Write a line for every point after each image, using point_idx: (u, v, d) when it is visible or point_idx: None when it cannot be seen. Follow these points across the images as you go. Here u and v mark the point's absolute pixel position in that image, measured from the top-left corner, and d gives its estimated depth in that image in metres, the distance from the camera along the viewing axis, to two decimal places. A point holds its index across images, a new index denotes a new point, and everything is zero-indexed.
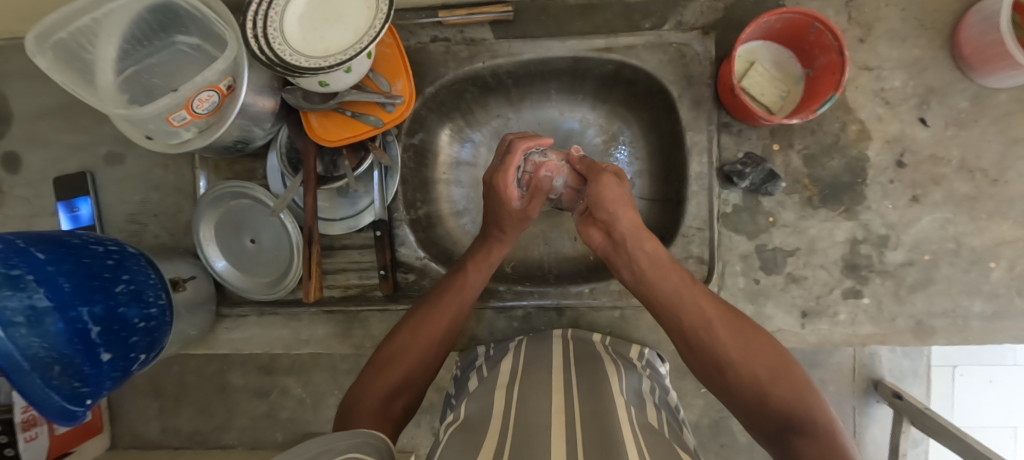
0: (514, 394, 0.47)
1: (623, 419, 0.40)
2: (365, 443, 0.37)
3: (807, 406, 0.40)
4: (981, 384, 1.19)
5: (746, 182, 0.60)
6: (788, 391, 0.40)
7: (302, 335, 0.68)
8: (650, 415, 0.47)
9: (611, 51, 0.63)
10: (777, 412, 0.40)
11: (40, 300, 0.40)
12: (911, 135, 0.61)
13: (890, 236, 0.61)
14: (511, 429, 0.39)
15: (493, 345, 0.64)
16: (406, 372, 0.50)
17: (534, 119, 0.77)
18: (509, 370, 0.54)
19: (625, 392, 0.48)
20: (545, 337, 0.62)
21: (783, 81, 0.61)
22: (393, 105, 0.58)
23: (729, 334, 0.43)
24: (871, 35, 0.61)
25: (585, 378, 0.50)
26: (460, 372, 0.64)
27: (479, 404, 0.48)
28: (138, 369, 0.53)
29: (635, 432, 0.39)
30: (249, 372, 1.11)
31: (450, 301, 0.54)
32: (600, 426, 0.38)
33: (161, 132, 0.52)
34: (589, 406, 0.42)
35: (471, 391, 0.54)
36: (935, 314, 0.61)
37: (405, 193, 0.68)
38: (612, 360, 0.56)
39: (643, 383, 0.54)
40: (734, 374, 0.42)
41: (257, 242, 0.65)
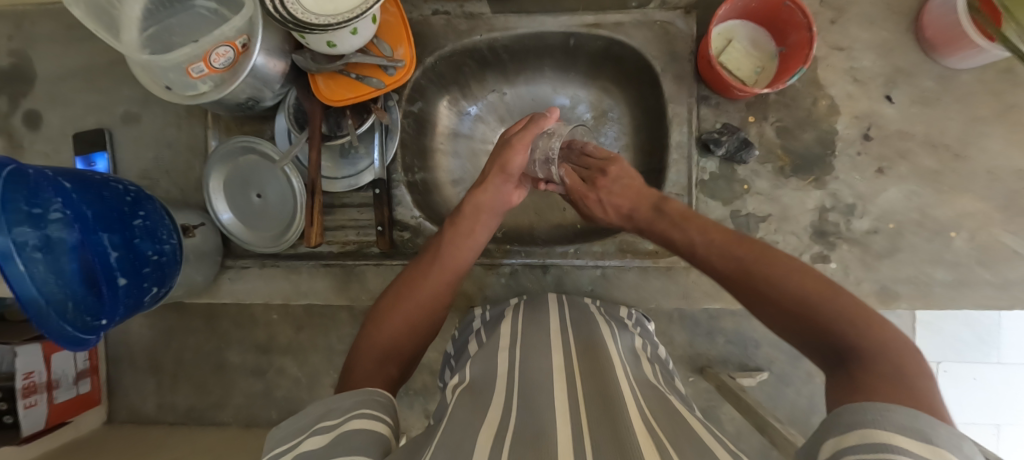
0: (517, 356, 0.48)
1: (619, 379, 0.43)
2: (372, 400, 0.40)
3: (866, 328, 0.32)
4: (965, 381, 1.22)
5: (721, 150, 0.64)
6: (845, 317, 0.33)
7: (301, 287, 0.72)
8: (645, 371, 0.50)
9: (600, 27, 0.68)
10: (821, 329, 0.34)
11: (61, 234, 0.44)
12: (879, 111, 0.65)
13: (857, 205, 0.65)
14: (518, 391, 0.41)
15: (489, 309, 0.65)
16: (395, 337, 0.50)
17: (528, 95, 0.81)
18: (509, 333, 0.55)
19: (620, 353, 0.51)
20: (541, 301, 0.63)
21: (759, 58, 0.65)
22: (395, 69, 0.63)
23: (756, 259, 0.42)
24: (843, 17, 0.65)
25: (582, 339, 0.53)
26: (458, 334, 0.66)
27: (481, 364, 0.49)
28: (151, 301, 0.57)
29: (632, 392, 0.42)
30: (246, 351, 1.15)
31: (431, 269, 0.56)
32: (601, 385, 0.41)
33: (179, 83, 0.56)
34: (588, 366, 0.45)
35: (471, 355, 0.56)
36: (900, 280, 0.64)
37: (404, 157, 0.72)
38: (606, 322, 0.59)
39: (636, 343, 0.57)
40: (771, 301, 0.39)
41: (262, 196, 0.69)
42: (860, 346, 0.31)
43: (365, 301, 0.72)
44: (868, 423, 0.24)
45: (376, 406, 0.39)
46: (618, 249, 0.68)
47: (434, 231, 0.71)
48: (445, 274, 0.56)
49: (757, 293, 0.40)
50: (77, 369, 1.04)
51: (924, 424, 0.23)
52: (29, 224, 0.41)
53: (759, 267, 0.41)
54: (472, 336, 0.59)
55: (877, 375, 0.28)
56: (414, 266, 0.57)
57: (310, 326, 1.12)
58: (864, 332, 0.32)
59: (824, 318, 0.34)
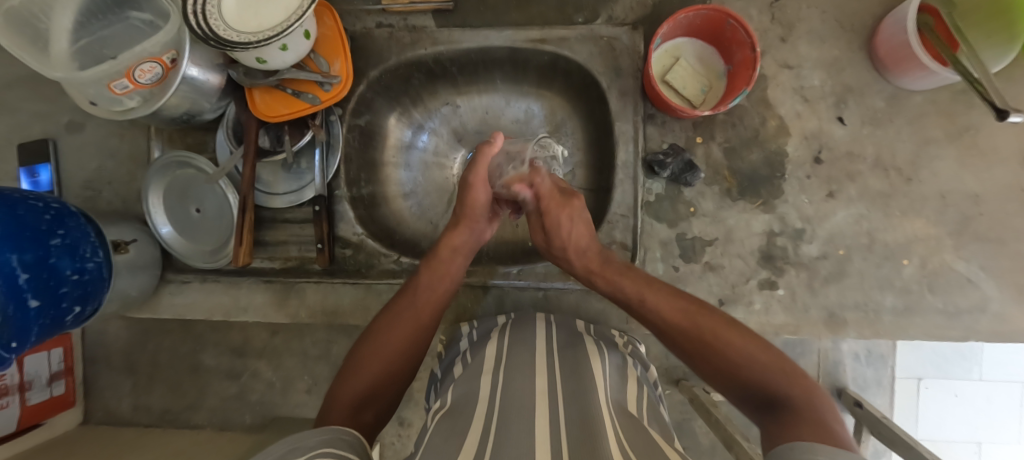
0: (500, 380, 0.48)
1: (601, 403, 0.43)
2: (339, 440, 0.38)
3: (789, 383, 0.38)
4: (946, 398, 1.19)
5: (666, 172, 0.63)
6: (774, 373, 0.39)
7: (240, 302, 0.70)
8: (631, 393, 0.50)
9: (545, 42, 0.66)
10: (750, 381, 0.40)
11: None
12: (828, 132, 0.63)
13: (806, 230, 0.63)
14: (496, 414, 0.42)
15: (476, 328, 0.65)
16: (373, 384, 0.47)
17: (482, 108, 0.80)
18: (494, 355, 0.54)
19: (608, 374, 0.51)
20: (527, 319, 0.63)
21: (706, 76, 0.63)
22: (331, 84, 0.62)
23: (696, 309, 0.46)
24: (793, 35, 0.63)
25: (567, 361, 0.53)
26: (445, 352, 0.65)
27: (464, 388, 0.49)
28: (72, 320, 0.56)
29: (613, 416, 0.41)
30: (221, 354, 1.15)
31: (407, 308, 0.52)
32: (582, 408, 0.41)
33: (104, 98, 0.55)
34: (569, 390, 0.45)
35: (454, 377, 0.55)
36: (848, 307, 0.62)
37: (348, 171, 0.71)
38: (595, 342, 0.59)
39: (627, 364, 0.56)
40: (704, 354, 0.43)
41: (201, 211, 0.68)
42: (789, 395, 0.36)
43: (304, 319, 0.70)
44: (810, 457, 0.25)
45: (342, 446, 0.37)
46: (562, 271, 0.66)
47: (376, 247, 0.69)
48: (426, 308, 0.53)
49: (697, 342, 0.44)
50: (51, 371, 1.05)
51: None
52: None
53: (699, 320, 0.45)
54: (458, 357, 0.59)
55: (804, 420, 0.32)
56: (394, 303, 0.54)
57: (284, 333, 1.13)
58: (789, 386, 0.37)
59: (749, 365, 0.40)
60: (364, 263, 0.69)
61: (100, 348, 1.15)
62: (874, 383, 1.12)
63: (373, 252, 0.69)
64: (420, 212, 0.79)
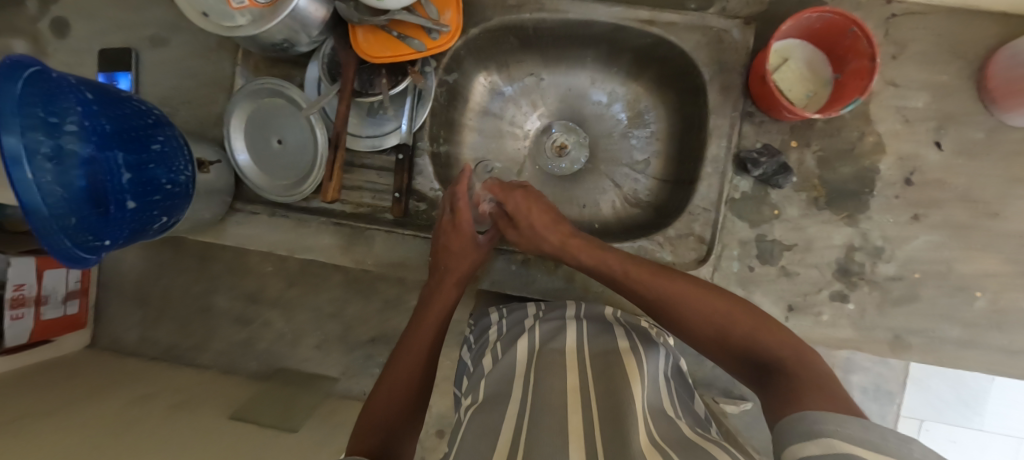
0: (531, 381, 0.48)
1: (637, 400, 0.43)
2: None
3: (777, 344, 0.44)
4: (942, 443, 1.22)
5: (758, 171, 0.62)
6: (764, 335, 0.45)
7: (306, 241, 0.70)
8: (664, 399, 0.49)
9: (653, 24, 0.65)
10: (744, 345, 0.46)
11: (73, 147, 0.42)
12: (923, 156, 0.63)
13: (885, 249, 0.63)
14: (527, 414, 0.42)
15: (505, 317, 0.66)
16: (394, 406, 0.52)
17: (564, 84, 0.80)
18: (524, 352, 0.54)
19: (647, 375, 0.49)
20: (557, 311, 0.63)
21: (811, 82, 0.63)
22: (438, 33, 0.60)
23: (691, 291, 0.51)
24: (903, 54, 0.63)
25: (598, 358, 0.52)
26: (477, 342, 0.68)
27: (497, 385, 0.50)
28: (156, 230, 0.56)
29: (645, 415, 0.41)
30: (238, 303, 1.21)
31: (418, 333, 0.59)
32: (613, 404, 0.42)
33: (216, 12, 0.55)
34: (602, 387, 0.45)
35: (484, 372, 0.56)
36: (913, 331, 0.63)
37: (431, 126, 0.70)
38: (628, 336, 0.57)
39: (659, 358, 0.56)
40: (688, 322, 0.51)
41: (282, 143, 0.67)
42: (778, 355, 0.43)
43: (369, 266, 0.69)
44: (828, 434, 0.29)
45: None
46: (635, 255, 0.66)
47: None
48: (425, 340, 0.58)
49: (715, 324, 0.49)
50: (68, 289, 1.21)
51: (857, 427, 0.28)
52: (42, 132, 0.40)
53: (683, 296, 0.51)
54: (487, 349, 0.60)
55: (813, 383, 0.38)
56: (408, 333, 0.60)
57: None
58: (797, 354, 0.43)
59: (739, 332, 0.47)
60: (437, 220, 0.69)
61: None
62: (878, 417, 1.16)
63: None
64: (488, 179, 0.80)
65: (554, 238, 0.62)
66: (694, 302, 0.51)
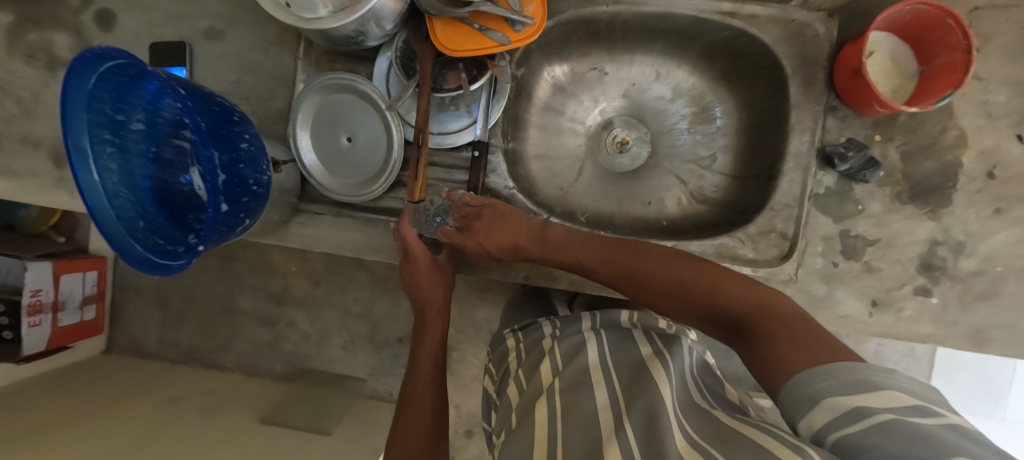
0: (559, 396, 0.48)
1: (664, 399, 0.43)
2: None
3: (741, 295, 0.45)
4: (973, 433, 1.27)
5: (845, 166, 0.61)
6: (724, 288, 0.46)
7: (376, 242, 0.68)
8: (696, 397, 0.49)
9: (735, 17, 0.64)
10: (707, 305, 0.47)
11: None
12: (1005, 150, 0.62)
13: (968, 244, 0.63)
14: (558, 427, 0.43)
15: (524, 337, 0.67)
16: (419, 434, 0.56)
17: (627, 78, 0.78)
18: (547, 373, 0.54)
19: (670, 374, 0.50)
20: (574, 322, 0.64)
21: (896, 75, 0.62)
22: (522, 25, 0.58)
23: (641, 266, 0.52)
24: (986, 47, 0.63)
25: (621, 366, 0.53)
26: (497, 372, 0.68)
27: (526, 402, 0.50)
28: (237, 234, 0.53)
29: (680, 417, 0.42)
30: None
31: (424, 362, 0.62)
32: (644, 408, 0.42)
33: (300, 2, 0.52)
34: (627, 389, 0.47)
35: (512, 402, 0.56)
36: (995, 325, 0.63)
37: (503, 123, 0.68)
38: (651, 342, 0.57)
39: (685, 356, 0.57)
40: (655, 291, 0.51)
41: (352, 140, 0.64)
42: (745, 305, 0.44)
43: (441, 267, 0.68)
44: (895, 384, 0.28)
45: None
46: (716, 253, 0.65)
47: (525, 205, 0.68)
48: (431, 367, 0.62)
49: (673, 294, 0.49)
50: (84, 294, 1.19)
51: (877, 376, 0.29)
52: None
53: (633, 268, 0.53)
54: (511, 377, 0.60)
55: (784, 332, 0.38)
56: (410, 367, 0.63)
57: None
58: (757, 300, 0.43)
59: (700, 291, 0.47)
60: None
61: None
62: None
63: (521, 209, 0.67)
64: (550, 176, 0.78)
65: (520, 234, 0.59)
66: (657, 271, 0.51)
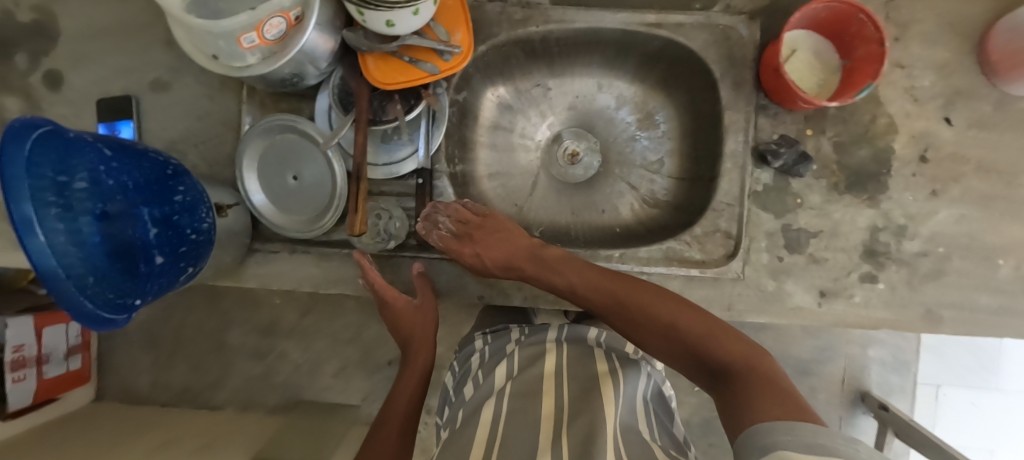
0: (505, 404, 0.53)
1: (606, 424, 0.47)
2: None
3: (729, 350, 0.45)
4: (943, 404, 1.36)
5: (779, 162, 0.63)
6: (715, 339, 0.47)
7: (332, 275, 0.68)
8: (639, 420, 0.53)
9: (660, 27, 0.65)
10: (699, 349, 0.47)
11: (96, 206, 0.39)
12: (935, 133, 0.64)
13: (909, 227, 0.64)
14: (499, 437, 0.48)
15: (488, 343, 0.68)
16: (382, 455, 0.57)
17: (572, 92, 0.80)
18: (502, 380, 0.58)
19: (620, 396, 0.53)
20: (540, 332, 0.65)
21: (821, 70, 0.64)
22: (451, 55, 0.60)
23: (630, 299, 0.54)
24: (906, 35, 0.64)
25: (576, 379, 0.56)
26: (460, 368, 0.70)
27: (471, 410, 0.54)
28: (182, 282, 0.54)
29: (615, 437, 0.46)
30: None
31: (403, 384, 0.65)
32: (582, 426, 0.47)
33: (226, 52, 0.53)
34: (572, 407, 0.51)
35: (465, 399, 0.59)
36: (945, 304, 0.64)
37: (447, 147, 0.70)
38: (608, 360, 0.61)
39: (641, 378, 0.60)
40: (646, 324, 0.52)
41: (298, 179, 0.66)
42: (737, 361, 0.44)
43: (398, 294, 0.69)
44: (805, 430, 0.30)
45: None
46: (664, 256, 0.66)
47: None
48: (412, 389, 0.65)
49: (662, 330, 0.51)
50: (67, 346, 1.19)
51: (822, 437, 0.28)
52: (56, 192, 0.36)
53: (636, 295, 0.54)
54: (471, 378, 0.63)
55: (764, 386, 0.39)
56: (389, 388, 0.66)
57: None
58: (746, 356, 0.44)
59: (695, 336, 0.48)
60: None
61: None
62: None
63: None
64: (504, 193, 0.79)
65: (518, 250, 0.62)
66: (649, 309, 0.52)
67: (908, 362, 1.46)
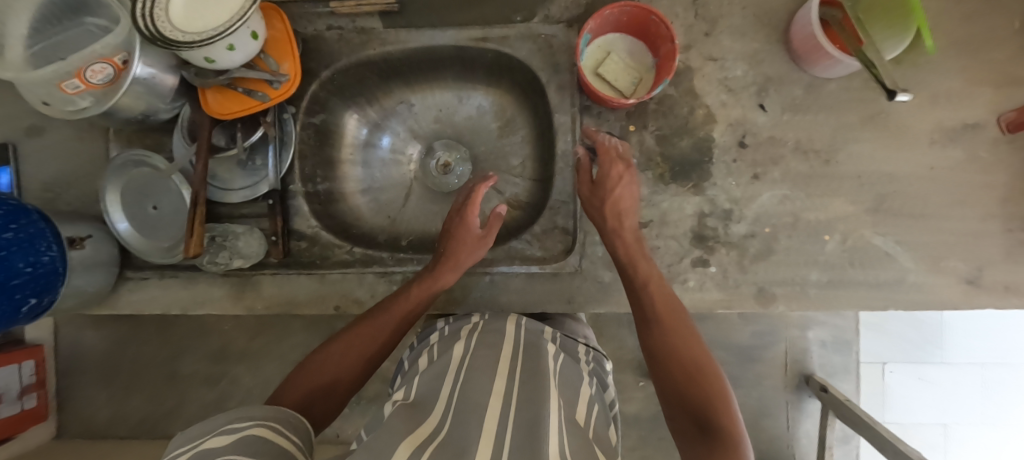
0: (461, 373, 0.47)
1: (554, 404, 0.40)
2: (278, 418, 0.40)
3: (723, 412, 0.43)
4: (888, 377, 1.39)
5: (600, 159, 0.67)
6: (721, 399, 0.45)
7: (199, 297, 0.72)
8: (579, 411, 0.46)
9: (486, 40, 0.69)
10: (697, 396, 0.46)
11: None
12: (751, 119, 0.67)
13: (734, 211, 0.67)
14: (452, 408, 0.40)
15: (450, 321, 0.64)
16: (319, 378, 0.52)
17: (436, 105, 0.84)
18: (460, 354, 0.51)
19: (563, 387, 0.49)
20: (498, 318, 0.60)
21: (636, 69, 0.67)
22: (280, 83, 0.65)
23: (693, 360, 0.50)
24: (716, 30, 0.68)
25: (530, 363, 0.50)
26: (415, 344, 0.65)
27: (430, 387, 0.46)
28: (26, 312, 0.58)
29: (563, 423, 0.38)
30: None
31: (360, 331, 0.57)
32: (533, 408, 0.39)
33: (56, 99, 0.58)
34: (528, 391, 0.42)
35: (417, 370, 0.54)
36: (776, 282, 0.66)
37: (302, 167, 0.74)
38: (557, 350, 0.57)
39: (585, 376, 0.55)
40: (677, 358, 0.50)
41: (158, 208, 0.70)
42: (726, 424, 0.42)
43: (261, 310, 0.72)
44: None
45: (283, 424, 0.40)
46: (507, 255, 0.70)
47: (330, 239, 0.72)
48: (381, 333, 0.57)
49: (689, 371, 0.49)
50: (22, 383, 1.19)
51: None
52: None
53: (676, 324, 0.53)
54: (424, 351, 0.58)
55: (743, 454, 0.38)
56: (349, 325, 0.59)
57: None
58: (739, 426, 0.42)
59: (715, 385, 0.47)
60: (318, 255, 0.72)
61: None
62: None
63: (326, 244, 0.72)
64: (376, 207, 0.83)
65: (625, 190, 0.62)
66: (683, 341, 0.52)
67: (848, 342, 1.35)
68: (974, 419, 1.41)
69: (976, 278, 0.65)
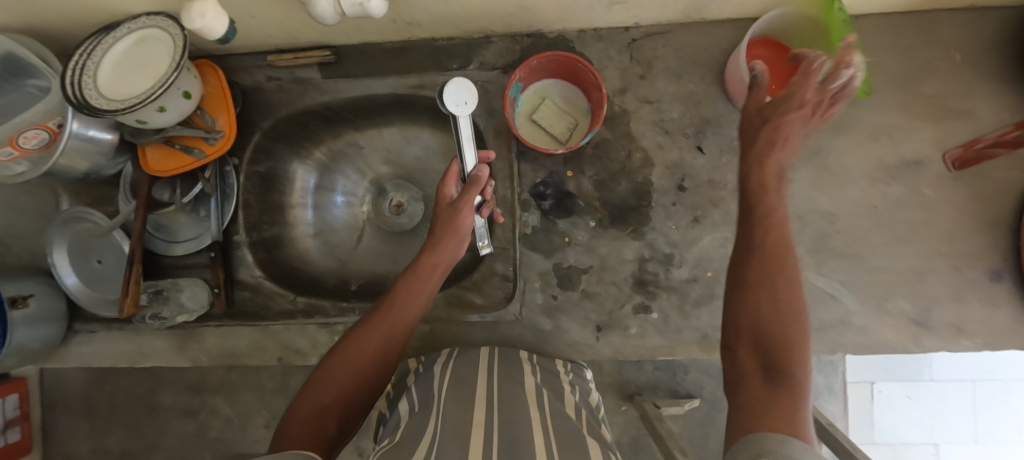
0: (443, 400, 0.46)
1: (539, 430, 0.39)
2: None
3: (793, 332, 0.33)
4: (897, 400, 1.18)
5: (547, 202, 0.67)
6: (766, 306, 0.34)
7: (143, 349, 0.74)
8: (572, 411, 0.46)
9: (424, 88, 0.70)
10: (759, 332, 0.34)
11: None
12: (689, 162, 0.66)
13: (674, 255, 0.66)
14: (439, 435, 0.39)
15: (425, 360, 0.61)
16: (335, 392, 0.43)
17: (384, 148, 0.83)
18: (443, 382, 0.51)
19: (545, 398, 0.48)
20: (473, 353, 0.61)
21: (571, 113, 0.68)
22: (215, 139, 0.65)
23: (787, 277, 0.36)
24: (650, 72, 0.67)
25: (506, 391, 0.48)
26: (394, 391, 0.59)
27: (416, 424, 0.43)
28: None
29: (550, 440, 0.37)
30: (179, 393, 1.12)
31: (381, 320, 0.48)
32: (515, 435, 0.38)
33: None
34: (505, 416, 0.42)
35: (403, 412, 0.49)
36: (718, 327, 0.65)
37: (246, 216, 0.74)
38: (536, 372, 0.55)
39: (568, 386, 0.54)
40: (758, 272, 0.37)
41: (102, 261, 0.71)
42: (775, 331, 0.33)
43: (204, 362, 0.73)
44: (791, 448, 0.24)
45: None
46: (447, 304, 0.69)
47: (273, 288, 0.73)
48: (397, 321, 0.48)
49: (777, 302, 0.35)
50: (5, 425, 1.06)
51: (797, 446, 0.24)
52: None
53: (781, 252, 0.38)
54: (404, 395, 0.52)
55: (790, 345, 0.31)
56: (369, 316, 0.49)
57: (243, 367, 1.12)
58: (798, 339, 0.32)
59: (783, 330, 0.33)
60: (262, 305, 0.73)
61: (59, 392, 1.13)
62: (827, 389, 1.12)
63: (269, 293, 0.73)
64: (327, 250, 0.81)
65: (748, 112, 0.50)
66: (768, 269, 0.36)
67: (834, 361, 1.12)
68: (963, 437, 1.19)
69: (926, 320, 0.63)
